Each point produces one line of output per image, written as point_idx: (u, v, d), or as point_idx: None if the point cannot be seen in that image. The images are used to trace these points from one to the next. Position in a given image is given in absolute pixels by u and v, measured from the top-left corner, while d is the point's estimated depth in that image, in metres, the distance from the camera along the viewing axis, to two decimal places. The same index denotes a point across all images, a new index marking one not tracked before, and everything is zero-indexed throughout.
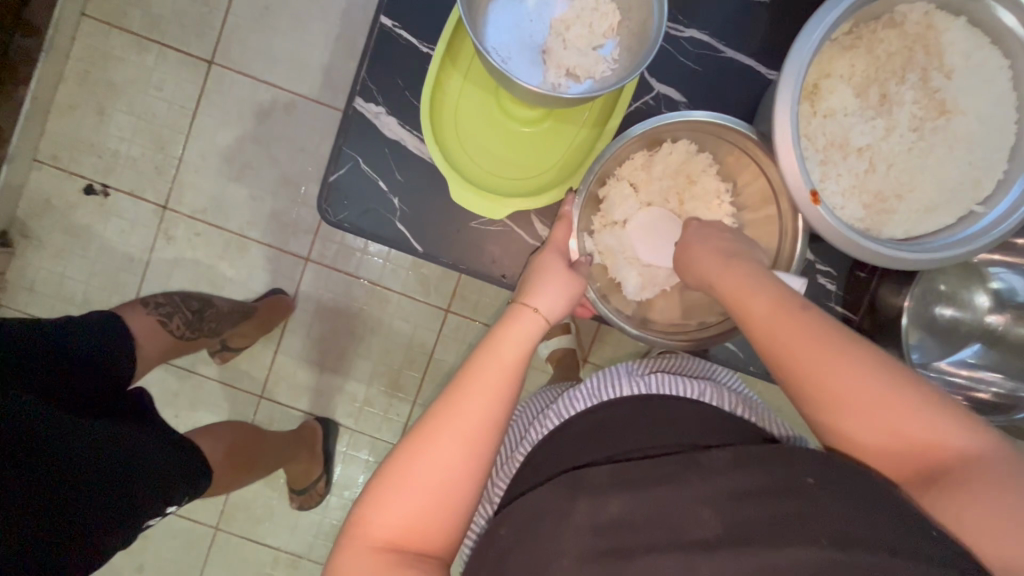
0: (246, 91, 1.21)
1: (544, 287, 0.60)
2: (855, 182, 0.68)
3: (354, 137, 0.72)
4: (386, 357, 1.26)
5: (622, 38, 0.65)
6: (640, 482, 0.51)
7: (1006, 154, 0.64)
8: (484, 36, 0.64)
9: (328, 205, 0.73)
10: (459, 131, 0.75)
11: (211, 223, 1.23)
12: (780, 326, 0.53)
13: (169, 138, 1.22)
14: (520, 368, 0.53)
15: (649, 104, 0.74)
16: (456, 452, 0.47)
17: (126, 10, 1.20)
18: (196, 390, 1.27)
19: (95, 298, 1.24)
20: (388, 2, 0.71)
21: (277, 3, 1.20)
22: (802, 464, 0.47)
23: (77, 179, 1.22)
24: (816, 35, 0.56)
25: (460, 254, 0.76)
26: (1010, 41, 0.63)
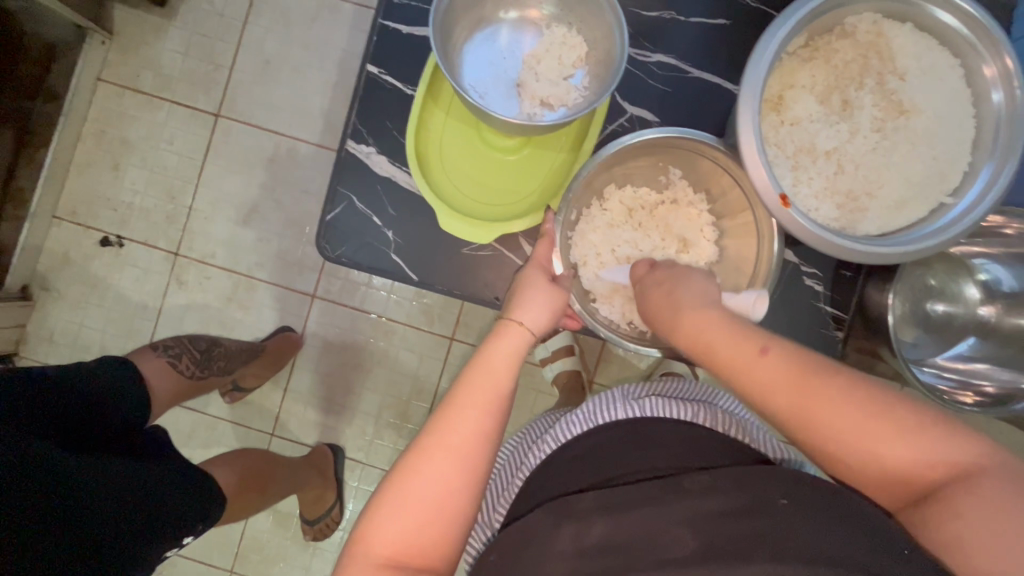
0: (251, 140, 1.27)
1: (530, 302, 0.62)
2: (825, 184, 0.70)
3: (348, 178, 0.76)
4: (394, 389, 1.27)
5: (590, 66, 0.69)
6: (624, 507, 0.53)
7: (969, 146, 0.66)
8: (461, 75, 0.69)
9: (326, 242, 0.76)
10: (444, 165, 0.78)
11: (221, 267, 1.28)
12: (752, 366, 0.53)
13: (179, 188, 1.28)
14: (511, 382, 0.55)
15: (623, 126, 0.77)
16: (450, 468, 0.48)
17: (138, 72, 1.28)
18: (209, 431, 1.28)
19: (111, 345, 1.28)
20: (373, 50, 0.76)
21: (278, 57, 1.27)
22: (780, 483, 0.49)
23: (93, 232, 1.28)
24: (770, 49, 0.59)
25: (455, 281, 0.78)
26: (956, 42, 0.65)
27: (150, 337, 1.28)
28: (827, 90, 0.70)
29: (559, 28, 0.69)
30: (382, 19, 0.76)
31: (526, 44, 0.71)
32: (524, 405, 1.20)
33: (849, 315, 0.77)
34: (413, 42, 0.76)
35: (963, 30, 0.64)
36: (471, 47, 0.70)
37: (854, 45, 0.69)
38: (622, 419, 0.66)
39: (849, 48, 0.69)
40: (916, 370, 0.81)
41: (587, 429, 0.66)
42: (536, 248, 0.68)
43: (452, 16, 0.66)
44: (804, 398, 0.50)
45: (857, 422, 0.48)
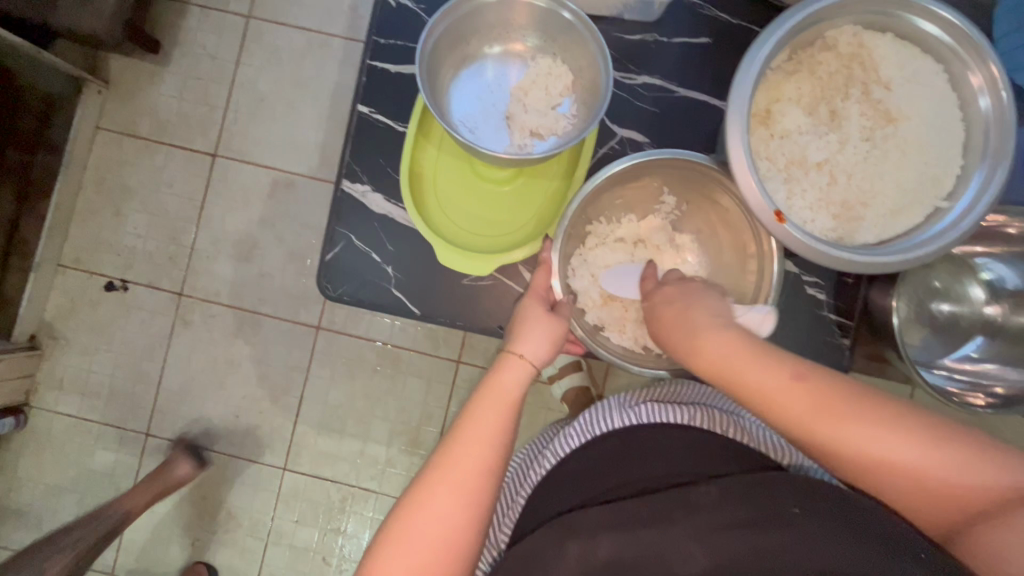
0: (249, 178, 1.29)
1: (528, 334, 0.63)
2: (819, 196, 0.70)
3: (344, 217, 0.77)
4: (403, 416, 1.27)
5: (577, 94, 0.70)
6: (629, 524, 0.56)
7: (957, 151, 0.66)
8: (450, 112, 0.70)
9: (327, 281, 0.76)
10: (438, 200, 0.79)
11: (225, 304, 1.28)
12: (778, 396, 0.54)
13: (181, 229, 1.29)
14: (514, 412, 0.56)
15: (614, 148, 0.77)
16: (456, 503, 0.49)
17: (136, 118, 1.30)
18: (222, 470, 1.28)
19: (121, 389, 1.29)
20: (363, 91, 0.77)
21: (271, 95, 1.29)
22: (787, 494, 0.54)
23: (98, 278, 1.29)
24: (753, 68, 0.60)
25: (457, 311, 0.78)
26: (939, 48, 0.66)
27: (159, 379, 1.29)
28: (814, 104, 0.70)
29: (543, 59, 0.70)
30: (371, 59, 0.77)
31: (512, 75, 0.72)
32: (536, 424, 1.19)
33: (855, 321, 0.77)
34: (401, 80, 0.78)
35: (944, 38, 0.65)
36: (459, 83, 0.71)
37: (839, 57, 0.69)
38: (620, 426, 0.71)
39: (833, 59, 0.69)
40: (923, 371, 0.81)
41: (586, 441, 0.72)
42: (536, 276, 0.70)
43: (438, 57, 0.67)
44: (841, 426, 0.51)
45: (898, 449, 0.50)
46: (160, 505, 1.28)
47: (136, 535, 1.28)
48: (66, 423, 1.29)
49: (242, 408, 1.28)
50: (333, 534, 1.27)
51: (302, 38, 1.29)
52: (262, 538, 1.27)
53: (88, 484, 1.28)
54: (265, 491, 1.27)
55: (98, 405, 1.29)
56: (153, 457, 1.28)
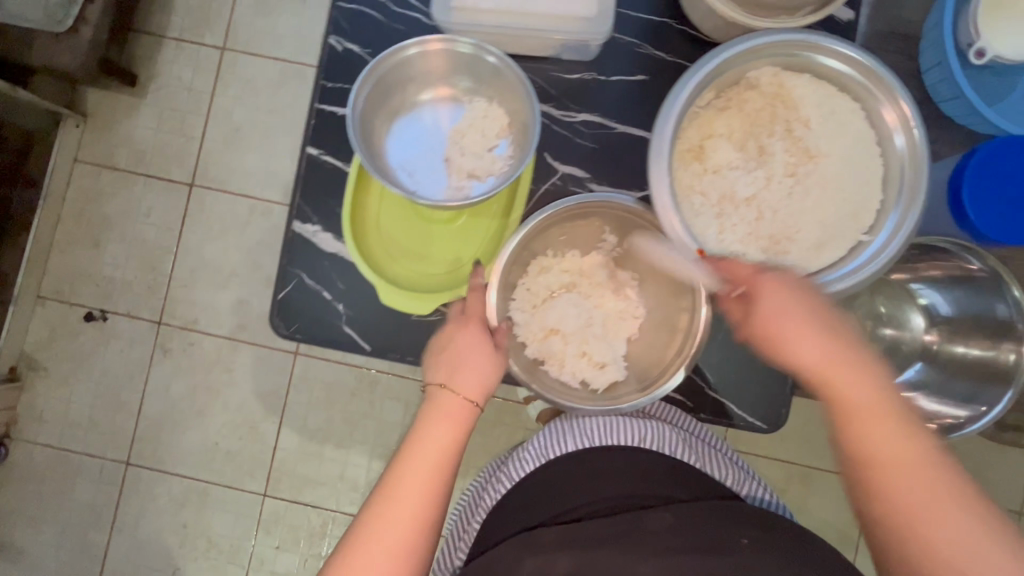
0: (226, 207, 1.30)
1: (466, 365, 0.64)
2: (748, 230, 0.71)
3: (296, 257, 0.78)
4: (382, 440, 1.27)
5: (512, 136, 0.74)
6: (590, 543, 0.61)
7: (878, 186, 0.69)
8: (390, 155, 0.74)
9: (280, 320, 0.77)
10: (381, 239, 0.80)
11: (204, 332, 1.30)
12: (861, 393, 0.56)
13: (159, 258, 1.31)
14: (448, 459, 0.61)
15: (556, 185, 0.79)
16: (386, 558, 0.56)
17: (114, 150, 1.32)
18: (202, 497, 1.28)
19: (101, 419, 1.29)
20: (311, 134, 0.79)
21: (247, 124, 1.31)
22: (734, 526, 0.61)
23: (78, 309, 1.30)
24: (678, 101, 0.66)
25: (407, 346, 0.78)
26: (853, 88, 0.70)
27: (139, 408, 1.29)
28: (744, 138, 0.72)
29: (480, 103, 0.74)
30: (318, 102, 0.79)
31: (450, 119, 0.75)
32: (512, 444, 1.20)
33: None
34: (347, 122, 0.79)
35: (856, 77, 0.68)
36: (399, 127, 0.75)
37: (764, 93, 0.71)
38: (574, 450, 0.72)
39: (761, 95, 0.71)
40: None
41: (540, 464, 0.73)
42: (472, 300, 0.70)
43: (376, 105, 0.71)
44: (897, 449, 0.53)
45: (944, 517, 0.50)
46: (141, 534, 1.28)
47: (117, 565, 1.28)
48: (46, 454, 1.29)
49: (222, 435, 1.29)
50: (315, 559, 1.27)
51: (277, 69, 1.31)
52: (244, 565, 1.27)
53: (68, 515, 1.28)
54: (245, 518, 1.28)
55: (79, 436, 1.29)
56: (134, 486, 1.29)
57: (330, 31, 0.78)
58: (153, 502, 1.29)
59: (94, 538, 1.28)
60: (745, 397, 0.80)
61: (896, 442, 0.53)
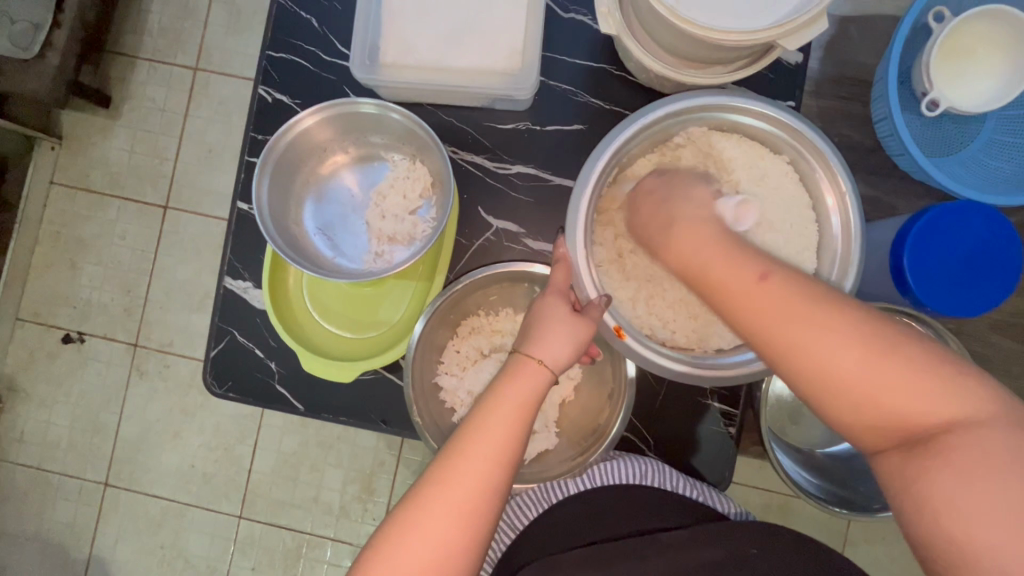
0: (199, 229, 1.30)
1: (548, 334, 0.60)
2: (677, 296, 0.70)
3: (228, 314, 0.78)
4: (356, 463, 1.27)
5: (435, 197, 0.74)
6: (606, 559, 0.58)
7: (813, 251, 0.68)
8: (309, 218, 0.75)
9: (213, 378, 0.77)
10: (308, 304, 0.78)
11: (179, 354, 1.30)
12: (778, 310, 0.50)
13: (134, 281, 1.31)
14: (525, 423, 0.56)
15: (490, 240, 0.76)
16: (452, 526, 0.50)
17: (89, 172, 1.32)
18: (179, 518, 1.29)
19: (79, 440, 1.30)
20: (241, 189, 0.78)
21: (219, 146, 1.30)
22: (749, 537, 0.58)
23: (55, 331, 1.31)
24: (599, 163, 0.65)
25: (339, 405, 0.76)
26: (786, 150, 0.68)
27: (116, 430, 1.30)
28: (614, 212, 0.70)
29: (403, 163, 0.75)
30: (249, 155, 0.78)
31: (374, 178, 0.77)
32: None
33: (740, 409, 0.76)
34: None
35: (785, 138, 0.67)
36: (321, 191, 0.77)
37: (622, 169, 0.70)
38: (575, 492, 0.70)
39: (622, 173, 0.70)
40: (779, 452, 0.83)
41: (541, 510, 0.70)
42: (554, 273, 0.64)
43: (293, 166, 0.73)
44: (819, 347, 0.48)
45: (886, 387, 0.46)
46: (120, 554, 1.30)
47: None
48: (28, 473, 1.31)
49: (198, 457, 1.29)
50: None
51: (251, 89, 1.31)
52: None
53: (50, 534, 1.30)
54: (221, 539, 1.28)
55: (59, 457, 1.30)
56: (113, 506, 1.30)
57: (259, 81, 0.78)
58: (131, 522, 1.30)
59: (75, 557, 1.30)
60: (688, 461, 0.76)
61: (833, 329, 0.48)
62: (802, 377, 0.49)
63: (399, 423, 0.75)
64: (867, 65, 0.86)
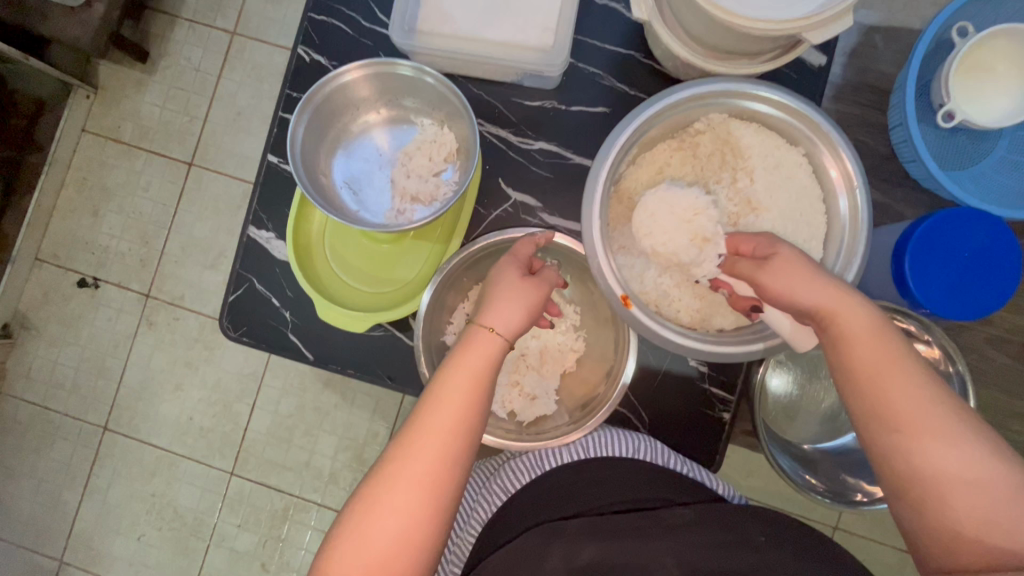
0: (220, 188, 1.33)
1: (502, 304, 0.62)
2: (682, 277, 0.71)
3: (249, 261, 0.80)
4: (349, 432, 1.29)
5: (459, 162, 0.77)
6: (610, 532, 0.60)
7: (820, 241, 0.69)
8: (336, 171, 0.78)
9: (228, 322, 0.79)
10: (327, 256, 0.80)
11: (188, 309, 1.32)
12: (895, 382, 0.52)
13: (153, 232, 1.34)
14: (482, 390, 0.58)
15: (507, 212, 0.78)
16: (416, 495, 0.52)
17: (120, 124, 1.35)
18: (172, 469, 1.32)
19: (84, 382, 1.33)
20: (273, 143, 0.80)
21: (248, 109, 1.33)
22: (755, 523, 0.60)
23: (72, 274, 1.34)
24: (619, 139, 0.67)
25: (348, 359, 0.78)
26: (800, 140, 0.70)
27: (120, 376, 1.33)
28: (669, 255, 0.69)
29: (430, 127, 0.78)
30: (283, 111, 0.81)
31: (401, 140, 0.79)
32: None
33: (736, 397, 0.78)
34: None
35: (802, 127, 0.69)
36: (349, 146, 0.79)
37: (707, 209, 0.68)
38: (568, 462, 0.71)
39: (706, 216, 0.68)
40: (778, 454, 0.84)
41: (535, 476, 0.71)
42: (518, 245, 0.69)
43: (327, 118, 0.75)
44: (913, 426, 0.50)
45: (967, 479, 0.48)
46: (111, 498, 1.32)
47: (87, 524, 1.32)
48: (31, 410, 1.34)
49: (197, 411, 1.32)
50: (275, 541, 1.29)
51: (284, 57, 1.33)
52: (205, 539, 1.31)
53: (46, 471, 1.33)
54: (211, 493, 1.31)
55: (62, 397, 1.33)
56: (109, 450, 1.32)
57: (299, 41, 0.80)
58: (125, 468, 1.32)
59: (67, 497, 1.33)
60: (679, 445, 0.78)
61: (955, 434, 0.49)
62: (897, 460, 0.51)
63: (404, 380, 0.78)
64: (890, 77, 0.87)
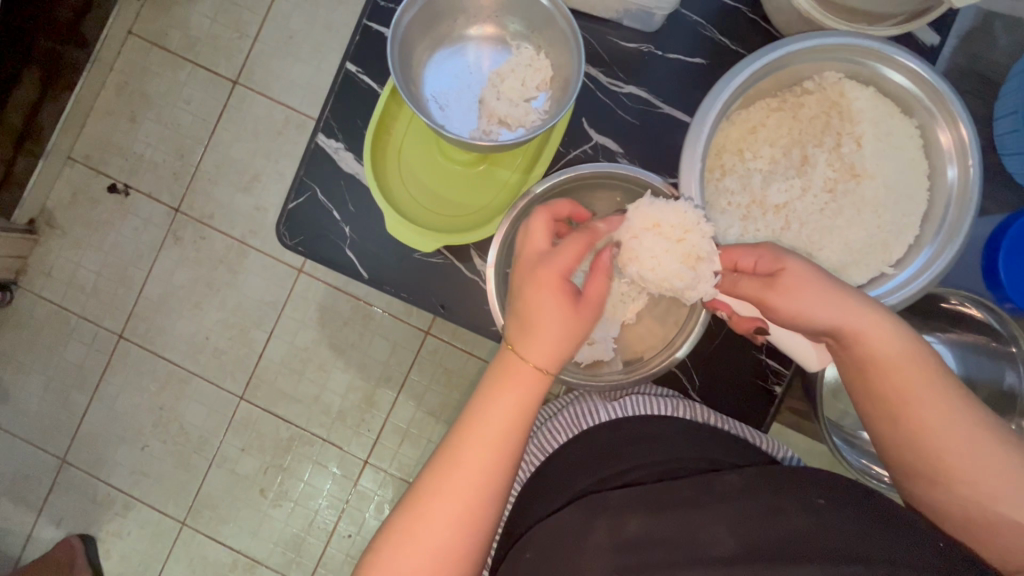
0: (262, 111, 1.30)
1: (539, 329, 0.58)
2: (770, 238, 0.75)
3: (314, 169, 0.81)
4: (364, 371, 1.29)
5: (553, 91, 0.76)
6: (654, 505, 0.60)
7: (918, 220, 0.73)
8: (425, 84, 0.77)
9: (286, 229, 0.80)
10: (400, 171, 0.82)
11: (216, 228, 1.31)
12: (925, 399, 0.57)
13: (189, 147, 1.31)
14: (516, 426, 0.57)
15: (586, 153, 0.81)
16: (450, 533, 0.55)
17: (167, 31, 1.32)
18: (182, 385, 1.32)
19: (104, 288, 1.33)
20: (354, 51, 0.80)
21: (300, 34, 1.30)
22: (812, 486, 0.59)
23: (103, 178, 1.33)
24: (734, 81, 0.69)
25: (403, 282, 0.80)
26: (918, 112, 0.73)
27: (141, 287, 1.32)
28: (662, 279, 0.68)
29: (527, 50, 0.76)
30: (367, 19, 0.80)
31: (496, 60, 0.78)
32: None
33: (790, 371, 0.82)
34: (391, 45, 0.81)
35: (923, 97, 0.71)
36: (439, 60, 0.77)
37: (699, 226, 0.67)
38: (605, 420, 0.73)
39: (696, 233, 0.67)
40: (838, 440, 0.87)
41: (571, 436, 0.74)
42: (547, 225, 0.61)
43: (432, 21, 0.75)
44: (939, 439, 0.56)
45: (989, 480, 0.55)
46: (118, 405, 1.33)
47: (93, 428, 1.33)
48: (47, 308, 1.33)
49: (213, 331, 1.32)
50: (275, 469, 1.30)
51: None
52: (207, 458, 1.32)
53: (57, 371, 1.33)
54: (218, 415, 1.31)
55: (80, 299, 1.33)
56: (122, 358, 1.33)
57: None
58: (136, 378, 1.33)
59: (75, 399, 1.33)
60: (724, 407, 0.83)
61: (978, 440, 0.56)
62: (924, 465, 0.58)
63: (458, 308, 0.80)
64: (976, 78, 0.86)
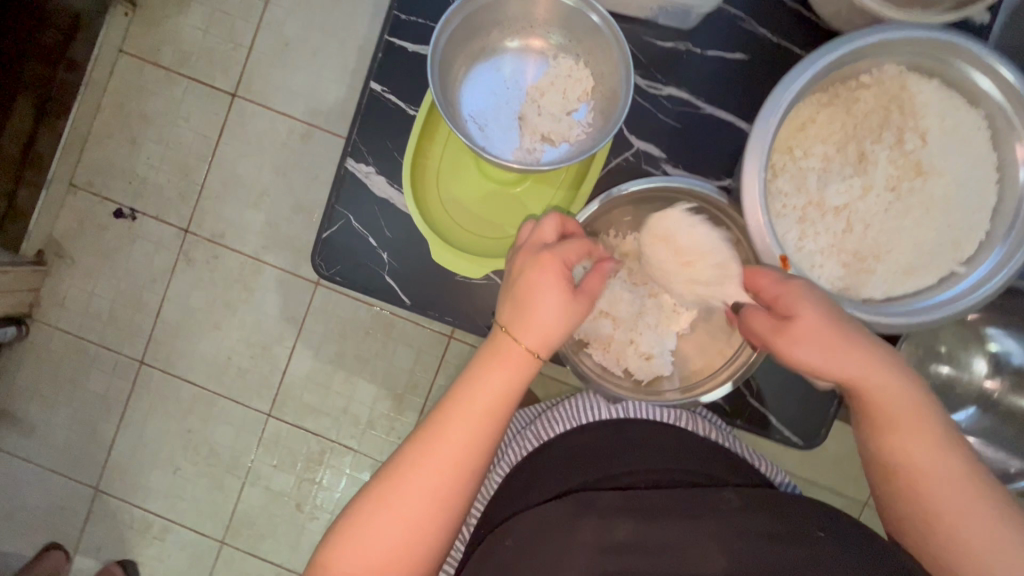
0: (265, 124, 1.27)
1: (531, 313, 0.59)
2: (832, 241, 0.74)
3: (346, 197, 0.80)
4: (390, 381, 1.28)
5: (594, 101, 0.76)
6: (646, 511, 0.60)
7: (986, 216, 0.72)
8: (463, 105, 0.76)
9: (321, 260, 0.79)
10: (441, 197, 0.83)
11: (228, 247, 1.29)
12: (924, 457, 0.59)
13: (193, 165, 1.28)
14: (499, 412, 0.59)
15: (629, 160, 0.80)
16: (426, 502, 0.56)
17: (160, 47, 1.28)
18: (208, 407, 1.31)
19: (120, 315, 1.31)
20: (377, 70, 0.79)
21: (296, 40, 1.26)
22: (812, 517, 0.59)
23: (108, 204, 1.30)
24: (797, 84, 0.66)
25: (446, 306, 0.80)
26: (987, 104, 0.71)
27: (158, 312, 1.31)
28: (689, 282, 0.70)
29: (565, 61, 0.76)
30: (389, 36, 0.79)
31: (533, 74, 0.77)
32: None
33: None
34: (415, 61, 0.79)
35: (996, 95, 0.69)
36: (476, 77, 0.76)
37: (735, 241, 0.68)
38: (608, 419, 0.76)
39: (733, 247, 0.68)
40: None
41: (570, 428, 0.75)
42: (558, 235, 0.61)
43: (468, 37, 0.74)
44: (937, 498, 0.58)
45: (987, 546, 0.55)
46: (146, 431, 1.33)
47: (123, 455, 1.33)
48: (66, 339, 1.32)
49: (235, 351, 1.30)
50: (309, 483, 1.31)
51: None
52: (240, 477, 1.32)
53: (82, 402, 1.32)
54: (248, 434, 1.31)
55: (97, 328, 1.31)
56: (145, 384, 1.32)
57: None
58: (162, 403, 1.32)
59: (103, 428, 1.33)
60: (785, 411, 0.84)
61: (977, 503, 0.56)
62: (922, 523, 0.59)
63: None
64: None
